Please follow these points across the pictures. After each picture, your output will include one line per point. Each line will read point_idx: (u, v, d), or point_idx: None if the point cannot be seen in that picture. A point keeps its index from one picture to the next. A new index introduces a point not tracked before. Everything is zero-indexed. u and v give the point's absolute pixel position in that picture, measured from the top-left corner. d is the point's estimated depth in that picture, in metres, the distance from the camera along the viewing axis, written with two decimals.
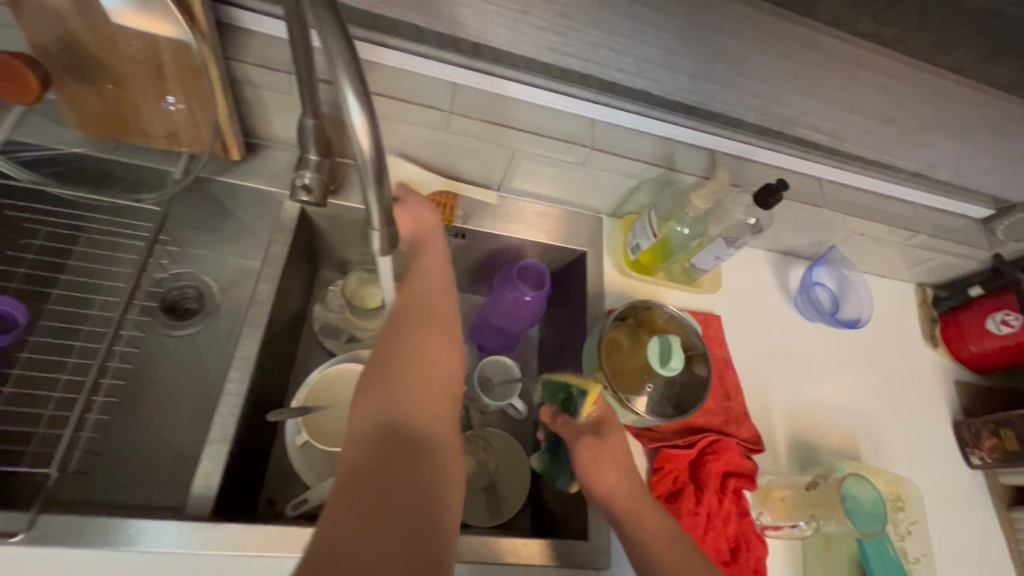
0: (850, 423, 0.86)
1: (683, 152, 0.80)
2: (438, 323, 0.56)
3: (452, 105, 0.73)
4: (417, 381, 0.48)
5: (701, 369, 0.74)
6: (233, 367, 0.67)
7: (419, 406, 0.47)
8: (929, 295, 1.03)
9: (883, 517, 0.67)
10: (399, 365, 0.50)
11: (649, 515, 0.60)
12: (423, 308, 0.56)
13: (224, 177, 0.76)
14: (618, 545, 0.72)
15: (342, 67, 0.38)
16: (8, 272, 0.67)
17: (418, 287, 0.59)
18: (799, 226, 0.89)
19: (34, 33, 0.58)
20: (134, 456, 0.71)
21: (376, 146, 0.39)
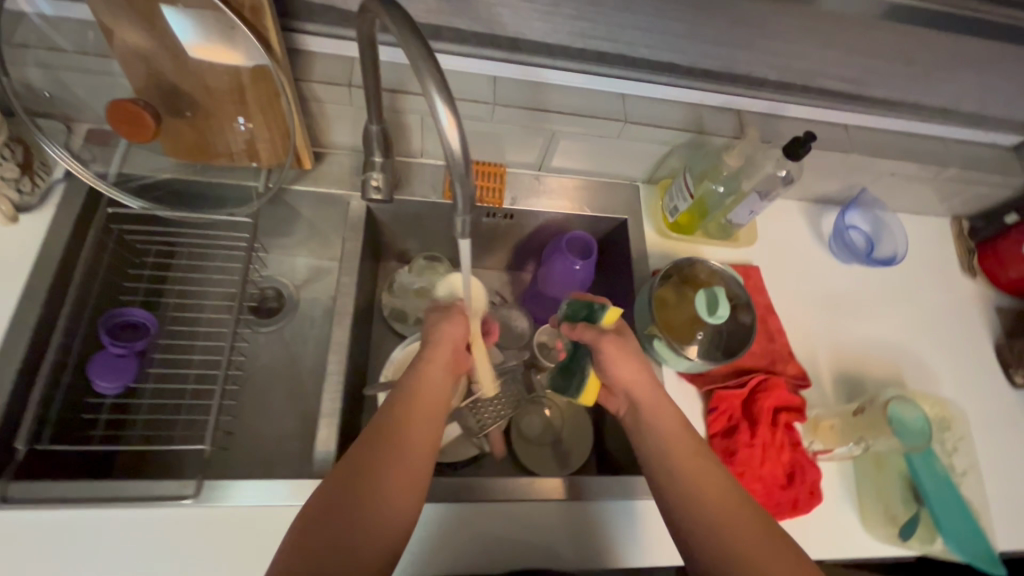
0: (892, 355, 0.91)
1: (712, 116, 0.85)
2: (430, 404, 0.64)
3: (494, 96, 0.79)
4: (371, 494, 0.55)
5: (746, 316, 0.81)
6: (332, 350, 0.77)
7: (364, 518, 0.54)
8: (965, 228, 1.05)
9: (926, 433, 0.76)
10: (379, 441, 0.58)
11: (669, 430, 0.65)
12: (432, 363, 0.67)
13: (298, 186, 0.85)
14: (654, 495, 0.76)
15: (431, 77, 0.45)
16: (134, 287, 0.80)
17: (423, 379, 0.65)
18: (830, 174, 0.93)
19: (136, 78, 0.69)
20: (255, 435, 0.83)
21: (462, 139, 0.46)
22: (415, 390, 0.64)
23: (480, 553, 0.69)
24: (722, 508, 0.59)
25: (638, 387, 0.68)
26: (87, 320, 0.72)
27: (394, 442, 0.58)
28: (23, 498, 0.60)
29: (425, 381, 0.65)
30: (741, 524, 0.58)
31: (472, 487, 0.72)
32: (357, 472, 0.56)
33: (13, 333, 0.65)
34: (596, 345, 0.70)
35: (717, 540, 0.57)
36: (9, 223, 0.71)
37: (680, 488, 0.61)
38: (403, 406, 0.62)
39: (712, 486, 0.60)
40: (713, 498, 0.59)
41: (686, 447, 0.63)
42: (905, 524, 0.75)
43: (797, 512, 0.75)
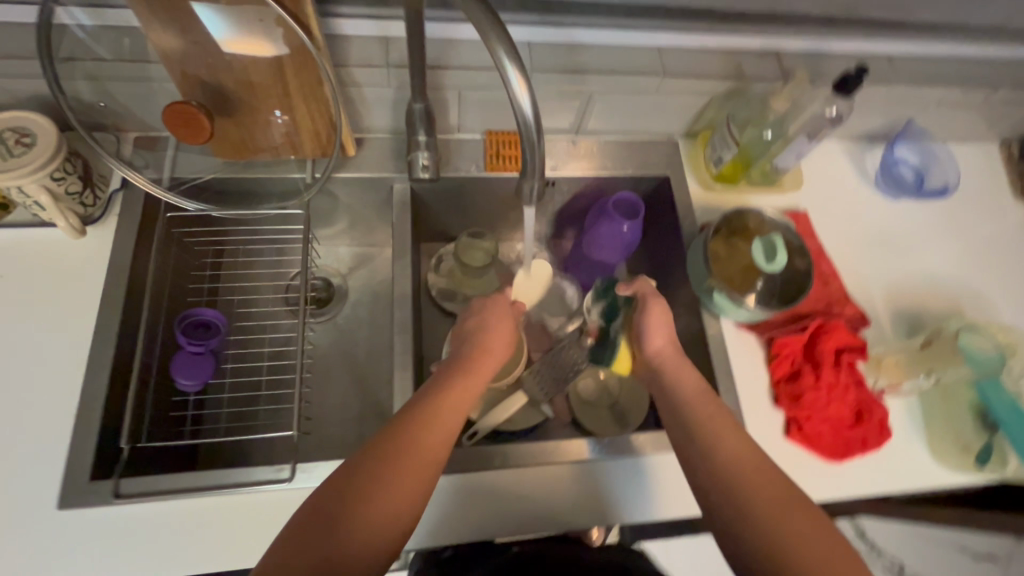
0: (948, 287, 0.90)
1: (751, 60, 0.83)
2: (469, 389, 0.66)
3: (531, 61, 0.78)
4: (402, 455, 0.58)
5: (801, 262, 0.80)
6: (397, 331, 0.79)
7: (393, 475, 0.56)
8: (1015, 151, 1.02)
9: (997, 360, 0.76)
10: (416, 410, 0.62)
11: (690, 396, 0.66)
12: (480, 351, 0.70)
13: (343, 172, 0.84)
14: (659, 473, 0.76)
15: (498, 40, 0.44)
16: (198, 288, 0.82)
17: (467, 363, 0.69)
18: (873, 109, 0.91)
19: (180, 79, 0.70)
20: (327, 421, 0.86)
21: (532, 99, 0.46)
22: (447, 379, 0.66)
23: (491, 512, 0.72)
24: (746, 464, 0.60)
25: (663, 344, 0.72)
26: (163, 323, 0.75)
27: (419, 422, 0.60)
28: (133, 493, 0.63)
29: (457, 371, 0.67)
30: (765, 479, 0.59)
31: (548, 450, 0.75)
32: (384, 449, 0.58)
33: (99, 340, 0.68)
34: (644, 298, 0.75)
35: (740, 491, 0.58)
36: (77, 237, 0.73)
37: (706, 445, 0.62)
38: (435, 392, 0.64)
39: (735, 445, 0.61)
40: (737, 454, 0.61)
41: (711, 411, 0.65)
42: (979, 452, 0.76)
43: (867, 449, 0.76)
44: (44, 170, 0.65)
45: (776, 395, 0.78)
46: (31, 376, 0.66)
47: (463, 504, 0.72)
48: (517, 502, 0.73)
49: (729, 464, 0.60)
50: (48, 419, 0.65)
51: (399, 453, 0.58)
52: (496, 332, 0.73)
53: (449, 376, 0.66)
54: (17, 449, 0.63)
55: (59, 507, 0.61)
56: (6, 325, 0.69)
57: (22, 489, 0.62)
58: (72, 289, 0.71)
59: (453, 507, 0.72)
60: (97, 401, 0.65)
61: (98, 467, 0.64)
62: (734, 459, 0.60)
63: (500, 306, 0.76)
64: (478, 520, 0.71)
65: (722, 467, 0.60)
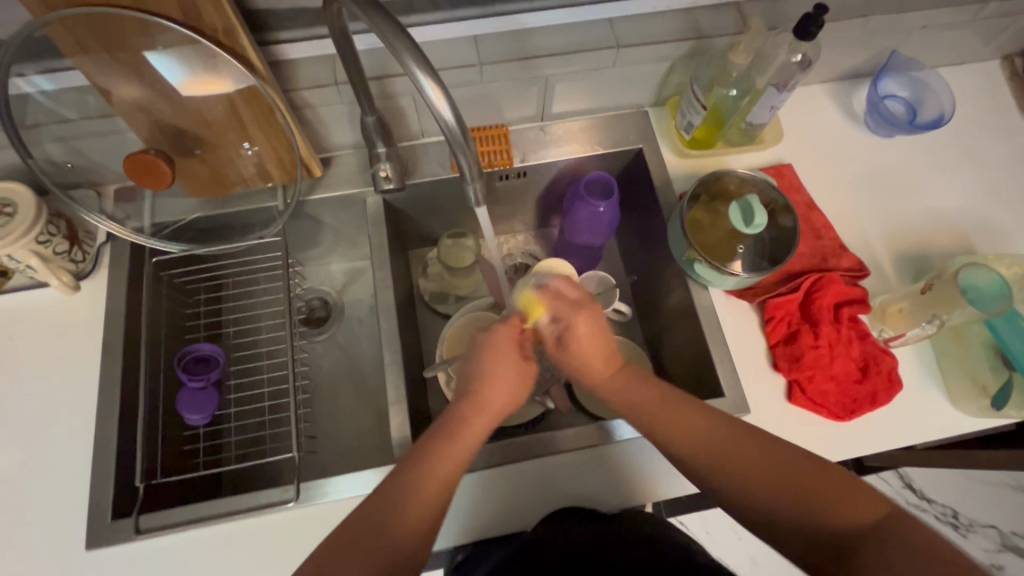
0: (955, 223, 0.85)
1: (709, 17, 0.79)
2: (496, 394, 0.65)
3: (479, 56, 0.76)
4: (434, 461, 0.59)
5: (786, 218, 0.77)
6: (385, 343, 0.80)
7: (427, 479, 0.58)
8: (1019, 66, 0.95)
9: (1007, 292, 0.71)
10: (447, 421, 0.63)
11: (648, 396, 0.65)
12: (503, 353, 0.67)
13: (314, 194, 0.86)
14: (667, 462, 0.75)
15: (409, 54, 0.45)
16: (194, 325, 0.85)
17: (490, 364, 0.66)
18: (850, 45, 0.85)
19: (140, 129, 0.72)
20: (336, 436, 0.88)
21: (453, 106, 0.46)
22: (447, 430, 0.62)
23: (529, 497, 0.73)
24: (717, 441, 0.60)
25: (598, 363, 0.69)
26: (164, 364, 0.79)
27: (417, 470, 0.58)
28: (152, 527, 0.67)
29: (461, 419, 0.63)
30: (738, 443, 0.59)
31: (544, 441, 0.75)
32: (377, 504, 0.57)
33: (105, 387, 0.72)
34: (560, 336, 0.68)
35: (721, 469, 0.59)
36: (72, 292, 0.77)
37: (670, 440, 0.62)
38: (433, 442, 0.61)
39: (694, 422, 0.61)
40: (702, 431, 0.61)
41: (663, 396, 0.64)
42: (997, 394, 0.72)
43: (878, 404, 0.73)
44: (28, 236, 0.69)
45: (774, 358, 0.76)
46: (49, 430, 0.71)
47: (498, 493, 0.73)
48: (556, 487, 0.74)
49: (699, 446, 0.60)
50: (68, 467, 0.69)
51: (411, 492, 0.57)
52: (500, 374, 0.66)
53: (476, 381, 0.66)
54: (45, 498, 0.68)
55: (87, 548, 0.66)
56: (21, 384, 0.73)
57: (54, 534, 0.66)
58: (76, 343, 0.75)
59: (459, 513, 0.73)
60: (109, 444, 0.70)
61: (118, 506, 0.68)
62: (699, 438, 0.60)
63: (504, 339, 0.68)
64: (515, 506, 0.73)
65: (692, 454, 0.60)
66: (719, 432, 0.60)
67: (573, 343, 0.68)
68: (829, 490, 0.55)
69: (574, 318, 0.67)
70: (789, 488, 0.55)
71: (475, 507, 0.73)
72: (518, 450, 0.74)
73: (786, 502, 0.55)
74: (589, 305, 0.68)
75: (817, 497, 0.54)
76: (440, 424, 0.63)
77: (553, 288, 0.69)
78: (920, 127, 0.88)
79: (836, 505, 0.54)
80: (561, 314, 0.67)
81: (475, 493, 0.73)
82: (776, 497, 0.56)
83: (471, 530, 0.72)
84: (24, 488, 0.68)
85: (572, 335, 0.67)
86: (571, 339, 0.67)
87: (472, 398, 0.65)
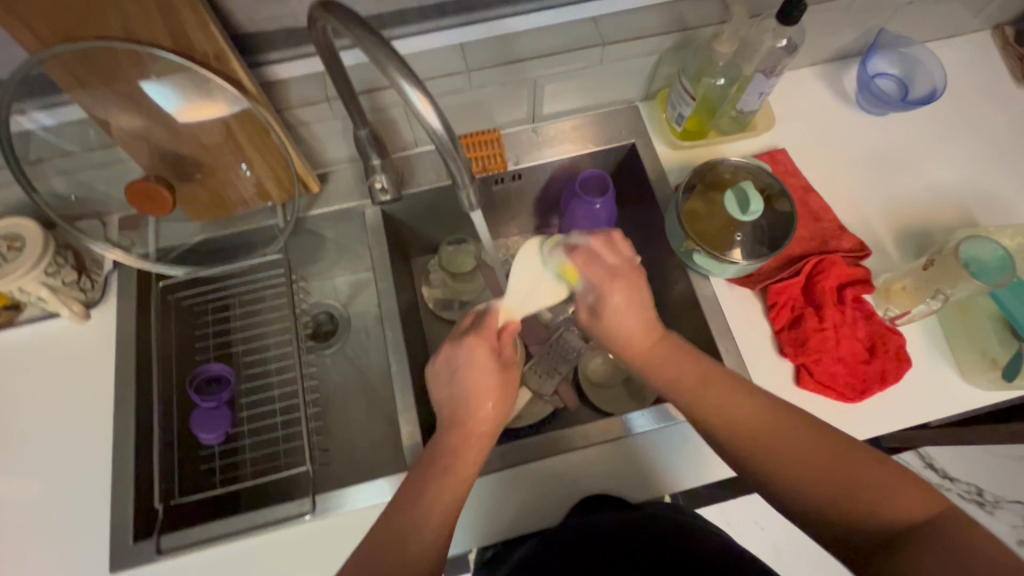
0: (955, 196, 0.85)
1: (692, 8, 0.79)
2: (477, 407, 0.66)
3: (466, 63, 0.77)
4: (432, 477, 0.61)
5: (783, 204, 0.77)
6: (391, 353, 0.80)
7: (429, 496, 0.59)
8: (1010, 34, 0.94)
9: (1010, 264, 0.71)
10: (442, 439, 0.64)
11: (688, 376, 0.64)
12: (474, 367, 0.67)
13: (314, 210, 0.87)
14: (679, 452, 0.75)
15: (393, 66, 0.46)
16: (204, 346, 0.86)
17: (465, 378, 0.67)
18: (837, 26, 0.85)
19: (138, 156, 0.73)
20: (348, 448, 0.87)
21: (439, 114, 0.47)
22: (442, 452, 0.63)
23: (555, 491, 0.73)
24: (774, 442, 0.58)
25: (627, 329, 0.68)
26: (176, 385, 0.80)
27: (425, 485, 0.60)
28: (172, 547, 0.68)
29: (455, 443, 0.64)
30: (793, 440, 0.57)
31: (555, 440, 0.75)
32: (392, 518, 0.58)
33: (121, 413, 0.74)
34: (606, 286, 0.68)
35: (777, 472, 0.57)
36: (83, 320, 0.79)
37: (731, 434, 0.60)
38: (430, 461, 0.62)
39: (752, 416, 0.60)
40: (750, 424, 0.59)
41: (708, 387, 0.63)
42: (1007, 364, 0.71)
43: (888, 382, 0.73)
44: (38, 269, 0.71)
45: (780, 344, 0.76)
46: (68, 458, 0.72)
47: (526, 487, 0.73)
48: (592, 480, 0.74)
49: (751, 442, 0.59)
50: (89, 491, 0.71)
51: (416, 508, 0.58)
52: (478, 391, 0.66)
53: (458, 400, 0.66)
54: (67, 526, 0.69)
55: (111, 571, 0.67)
56: (37, 414, 0.75)
57: (77, 560, 0.67)
58: (89, 370, 0.77)
59: (475, 516, 0.72)
60: (127, 469, 0.71)
61: (139, 528, 0.70)
62: (755, 430, 0.59)
63: (478, 357, 0.67)
64: (545, 502, 0.73)
65: (741, 451, 0.59)
66: (778, 431, 0.58)
67: (608, 317, 0.69)
68: (891, 485, 0.53)
69: (609, 285, 0.68)
70: (861, 490, 0.53)
71: (495, 506, 0.73)
72: (530, 449, 0.74)
73: (848, 500, 0.54)
74: (626, 275, 0.69)
75: (875, 492, 0.53)
76: (433, 449, 0.64)
77: (587, 254, 0.70)
78: (913, 103, 0.88)
79: (901, 502, 0.52)
80: (596, 280, 0.69)
81: (496, 491, 0.73)
82: (828, 494, 0.54)
83: (493, 529, 0.72)
84: (46, 515, 0.70)
85: (614, 278, 0.68)
86: (607, 309, 0.69)
87: (456, 409, 0.66)
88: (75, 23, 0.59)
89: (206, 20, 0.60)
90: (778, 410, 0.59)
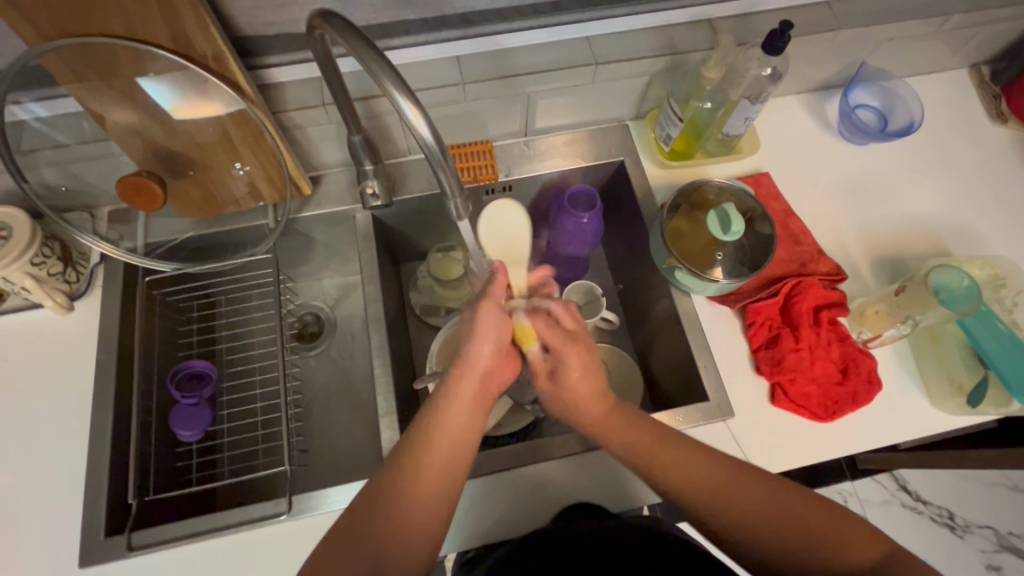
0: (930, 225, 0.88)
1: (683, 33, 0.82)
2: (489, 369, 0.64)
3: (461, 75, 0.79)
4: (437, 439, 0.60)
5: (763, 226, 0.79)
6: (375, 356, 0.81)
7: (432, 459, 0.59)
8: (986, 73, 0.98)
9: (975, 294, 0.73)
10: (448, 393, 0.62)
11: (639, 434, 0.63)
12: (489, 326, 0.64)
13: (305, 212, 0.87)
14: None
15: (387, 77, 0.48)
16: (188, 342, 0.86)
17: (483, 336, 0.64)
18: (820, 58, 0.88)
19: (131, 151, 0.73)
20: (328, 450, 0.87)
21: (429, 124, 0.49)
22: (447, 409, 0.61)
23: (532, 501, 0.74)
24: (727, 496, 0.58)
25: (582, 397, 0.66)
26: (157, 381, 0.80)
27: (426, 444, 0.59)
28: (144, 544, 0.68)
29: (462, 402, 0.62)
30: (746, 494, 0.58)
31: (535, 448, 0.76)
32: (392, 481, 0.58)
33: (98, 409, 0.74)
34: (562, 353, 0.65)
35: (736, 526, 0.58)
36: (66, 312, 0.79)
37: (684, 491, 0.60)
38: (433, 418, 0.61)
39: (704, 473, 0.60)
40: (705, 484, 0.59)
41: (658, 453, 0.62)
42: (972, 390, 0.74)
43: (859, 404, 0.75)
44: (23, 259, 0.71)
45: (757, 362, 0.77)
46: (43, 451, 0.72)
47: (503, 495, 0.74)
48: (569, 490, 0.74)
49: (707, 504, 0.59)
50: (63, 484, 0.70)
51: (419, 475, 0.58)
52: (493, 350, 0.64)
53: (471, 356, 0.64)
54: (38, 520, 0.68)
55: (80, 566, 0.66)
56: (14, 404, 0.74)
57: (46, 553, 0.67)
58: (70, 363, 0.77)
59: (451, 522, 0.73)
60: (103, 463, 0.71)
61: (111, 523, 0.69)
62: (712, 487, 0.59)
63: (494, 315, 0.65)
64: (520, 511, 0.73)
65: (700, 506, 0.59)
66: (729, 484, 0.59)
67: (564, 387, 0.66)
68: (838, 533, 0.56)
69: (567, 352, 0.65)
70: (815, 541, 0.56)
71: (471, 512, 0.73)
72: (508, 456, 0.75)
73: (804, 550, 0.56)
74: (582, 340, 0.67)
75: (828, 541, 0.56)
76: (437, 406, 0.62)
77: (546, 316, 0.67)
78: (892, 134, 0.91)
79: (851, 550, 0.55)
80: (556, 344, 0.66)
81: (474, 498, 0.74)
82: (789, 547, 0.56)
83: (467, 536, 0.73)
84: (17, 508, 0.69)
85: (564, 369, 0.66)
86: (566, 374, 0.65)
87: (467, 366, 0.63)
88: (78, 20, 0.60)
89: (207, 23, 0.61)
90: (729, 465, 0.60)
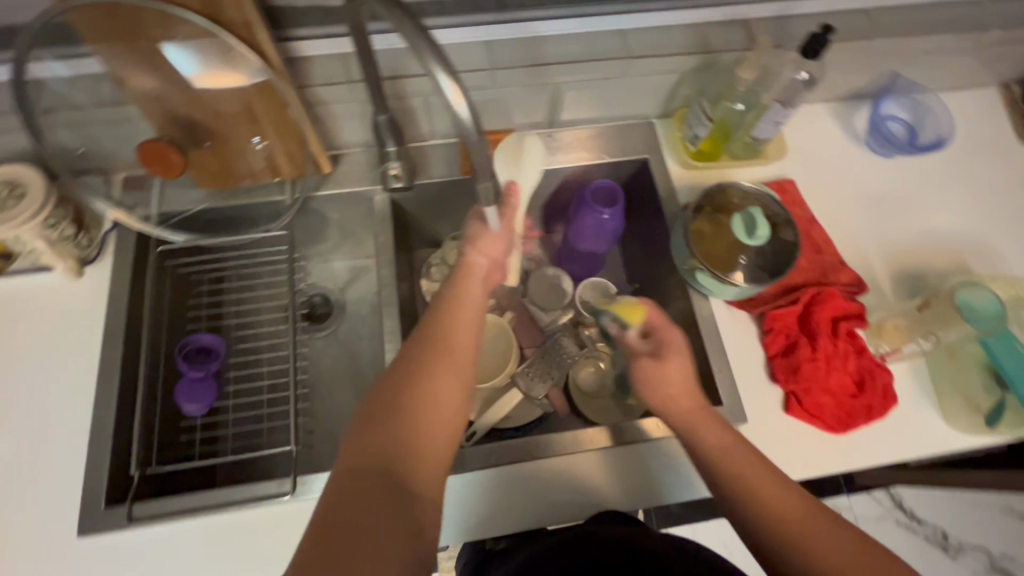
0: (953, 242, 0.87)
1: (718, 31, 0.81)
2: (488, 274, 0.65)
3: (491, 61, 0.77)
4: (443, 339, 0.58)
5: (787, 232, 0.78)
6: (387, 340, 0.80)
7: (442, 360, 0.57)
8: (1017, 93, 0.97)
9: (998, 313, 0.74)
10: (450, 298, 0.62)
11: (727, 439, 0.61)
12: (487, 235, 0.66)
13: (323, 190, 0.86)
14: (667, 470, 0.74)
15: (429, 53, 0.46)
16: (196, 315, 0.85)
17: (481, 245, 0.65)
18: (854, 67, 0.87)
19: (151, 117, 0.72)
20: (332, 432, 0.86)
21: (468, 105, 0.48)
22: (451, 312, 0.61)
23: (539, 497, 0.73)
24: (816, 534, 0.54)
25: (676, 384, 0.65)
26: (163, 353, 0.79)
27: (436, 344, 0.58)
28: (144, 515, 0.67)
29: (463, 306, 0.62)
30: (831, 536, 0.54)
31: (544, 444, 0.74)
32: (405, 387, 0.55)
33: (104, 376, 0.73)
34: (664, 330, 0.67)
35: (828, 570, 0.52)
36: (76, 277, 0.78)
37: (765, 518, 0.55)
38: (439, 320, 0.60)
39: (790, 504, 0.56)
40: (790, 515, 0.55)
41: (750, 468, 0.58)
42: (990, 412, 0.74)
43: (871, 418, 0.74)
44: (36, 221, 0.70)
45: (773, 370, 0.77)
46: (46, 416, 0.71)
47: (510, 489, 0.73)
48: (578, 489, 0.73)
49: (800, 536, 0.54)
50: (65, 450, 0.69)
51: (432, 375, 0.56)
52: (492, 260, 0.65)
53: (471, 265, 0.64)
54: (37, 485, 0.67)
55: (78, 535, 0.65)
56: (19, 365, 0.73)
57: (45, 519, 0.66)
58: (78, 328, 0.75)
59: (455, 512, 0.72)
60: (107, 432, 0.70)
61: (112, 493, 0.68)
62: (799, 523, 0.54)
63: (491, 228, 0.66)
64: (528, 507, 0.72)
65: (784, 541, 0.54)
66: (817, 522, 0.55)
67: (661, 373, 0.65)
68: None
69: (670, 332, 0.67)
70: None
71: (476, 503, 0.72)
72: (517, 450, 0.74)
73: None
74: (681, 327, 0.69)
75: None
76: (440, 310, 0.61)
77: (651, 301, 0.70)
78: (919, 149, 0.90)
79: None
80: (658, 324, 0.68)
81: (481, 490, 0.73)
82: None
83: (471, 527, 0.72)
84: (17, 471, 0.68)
85: (669, 349, 0.66)
86: (670, 350, 0.66)
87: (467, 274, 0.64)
88: None
89: None
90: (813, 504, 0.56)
